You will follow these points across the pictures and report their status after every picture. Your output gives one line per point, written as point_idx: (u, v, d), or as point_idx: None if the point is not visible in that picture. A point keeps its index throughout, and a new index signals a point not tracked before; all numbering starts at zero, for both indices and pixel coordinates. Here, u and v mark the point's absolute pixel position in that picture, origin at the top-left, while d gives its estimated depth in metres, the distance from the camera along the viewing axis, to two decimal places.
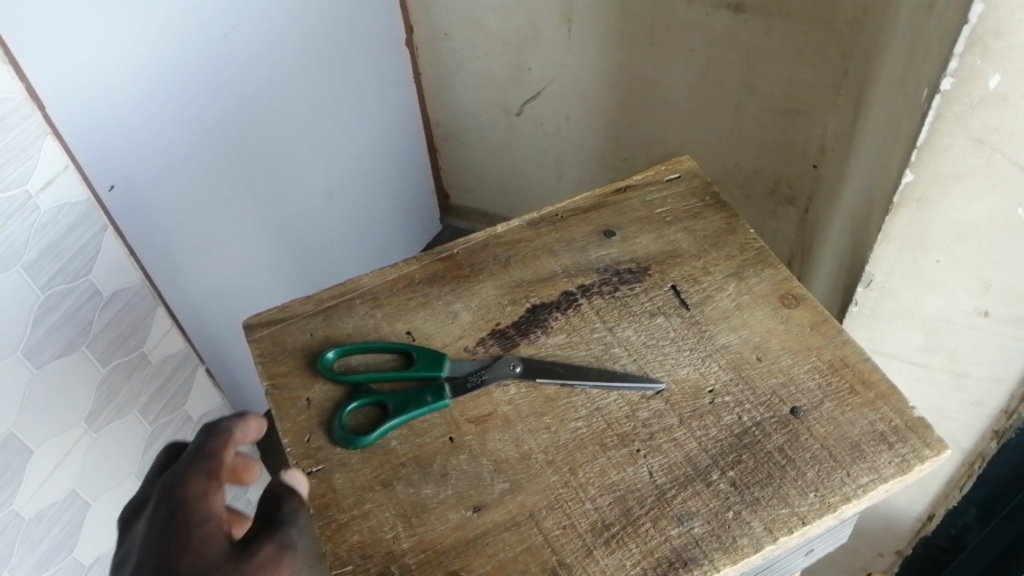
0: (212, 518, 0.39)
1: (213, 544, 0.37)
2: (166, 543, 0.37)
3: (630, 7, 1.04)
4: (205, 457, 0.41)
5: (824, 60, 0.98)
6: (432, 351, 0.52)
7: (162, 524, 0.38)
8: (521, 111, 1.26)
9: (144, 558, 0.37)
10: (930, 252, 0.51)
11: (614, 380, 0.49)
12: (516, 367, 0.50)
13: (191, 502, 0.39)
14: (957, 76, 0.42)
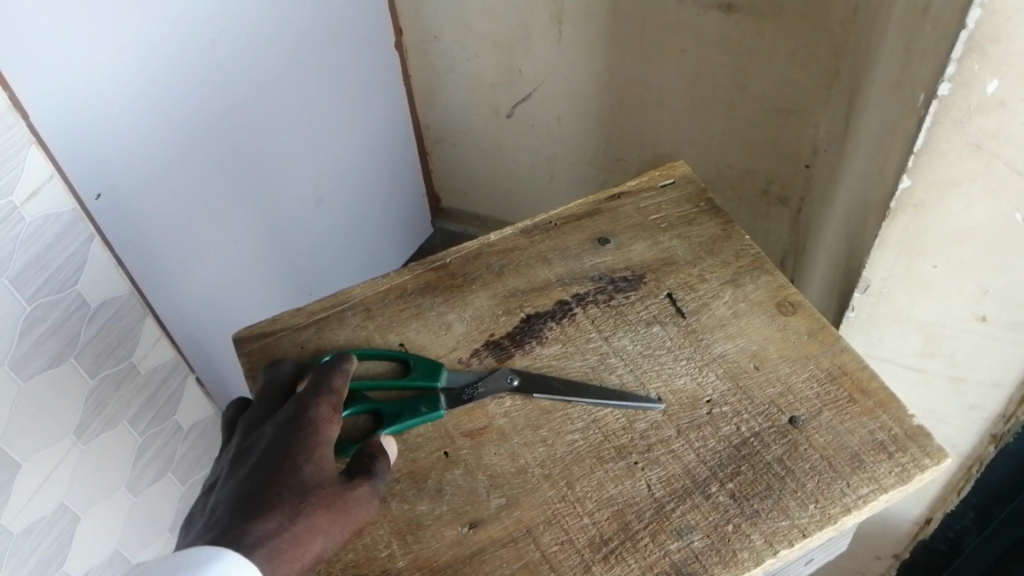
0: (331, 441, 0.44)
1: (327, 465, 0.43)
2: (291, 450, 0.43)
3: (621, 8, 1.04)
4: (336, 388, 0.47)
5: (815, 60, 0.98)
6: (429, 360, 0.51)
7: (290, 433, 0.44)
8: (511, 113, 1.25)
9: (268, 458, 0.43)
10: (927, 257, 0.50)
11: (614, 398, 0.48)
12: (512, 380, 0.50)
13: (318, 422, 0.45)
14: (955, 81, 0.42)
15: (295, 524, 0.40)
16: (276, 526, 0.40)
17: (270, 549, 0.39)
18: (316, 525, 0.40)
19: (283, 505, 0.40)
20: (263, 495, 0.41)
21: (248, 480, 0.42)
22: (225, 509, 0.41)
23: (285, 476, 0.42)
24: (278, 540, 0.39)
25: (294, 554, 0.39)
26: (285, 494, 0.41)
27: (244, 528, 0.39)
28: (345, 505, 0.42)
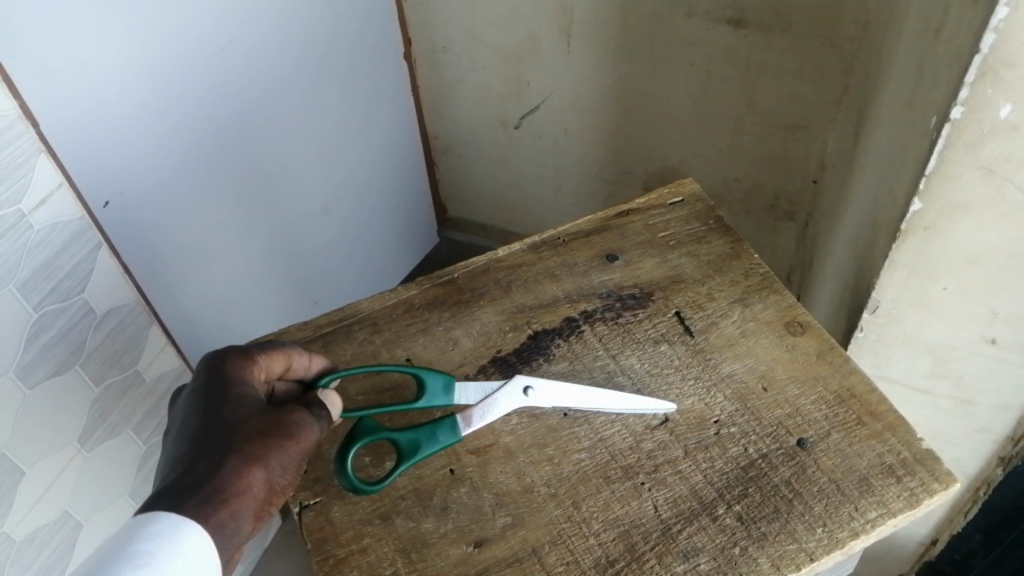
0: (247, 386, 0.45)
1: (248, 403, 0.44)
2: (205, 402, 0.44)
3: (629, 21, 1.04)
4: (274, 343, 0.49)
5: (824, 76, 0.98)
6: (440, 376, 0.49)
7: (203, 389, 0.45)
8: (519, 124, 1.25)
9: (189, 414, 0.43)
10: (937, 279, 0.50)
11: (640, 402, 0.48)
12: (528, 389, 0.49)
13: (229, 370, 0.46)
14: (968, 104, 0.41)
15: (231, 459, 0.40)
16: (212, 465, 0.40)
17: (210, 488, 0.39)
18: (250, 457, 0.41)
19: (212, 449, 0.41)
20: (193, 446, 0.41)
21: (175, 441, 0.42)
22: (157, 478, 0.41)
23: (206, 423, 0.42)
24: (219, 475, 0.40)
25: (237, 487, 0.40)
26: (210, 438, 0.41)
27: (177, 481, 0.40)
28: (276, 432, 0.42)
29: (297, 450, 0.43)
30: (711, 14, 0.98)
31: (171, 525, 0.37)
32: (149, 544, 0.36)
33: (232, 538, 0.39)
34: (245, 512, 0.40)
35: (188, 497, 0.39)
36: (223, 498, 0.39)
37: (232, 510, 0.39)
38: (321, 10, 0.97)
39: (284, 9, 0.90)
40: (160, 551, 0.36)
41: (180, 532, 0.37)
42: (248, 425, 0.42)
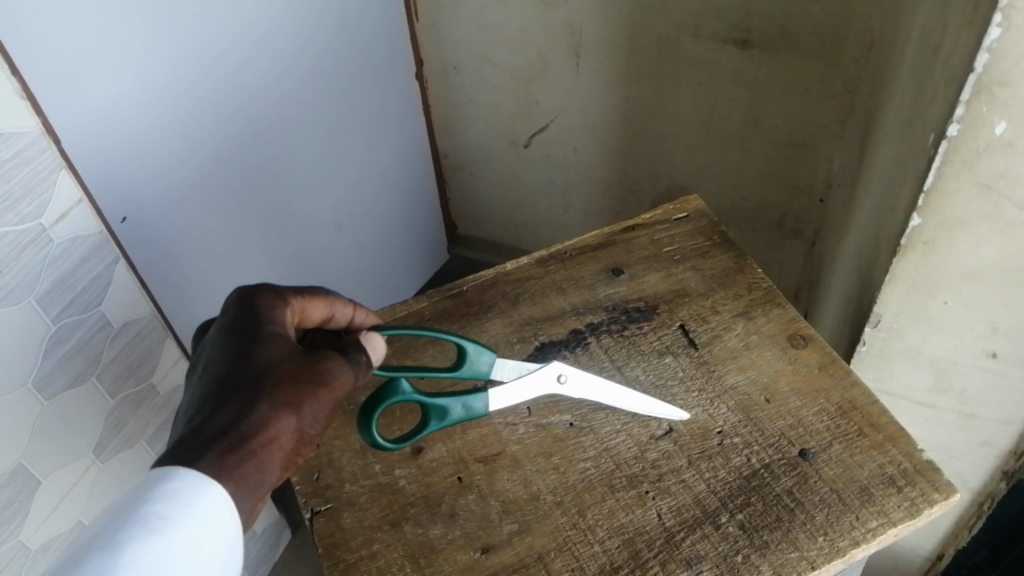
0: (280, 325, 0.46)
1: (280, 344, 0.45)
2: (237, 341, 0.44)
3: (637, 42, 1.06)
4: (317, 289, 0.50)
5: (830, 96, 0.99)
6: (479, 346, 0.48)
7: (235, 327, 0.45)
8: (528, 143, 1.27)
9: (219, 355, 0.44)
10: (937, 294, 0.51)
11: (654, 409, 0.49)
12: (561, 377, 0.50)
13: (263, 310, 0.46)
14: (964, 122, 0.43)
15: (259, 407, 0.41)
16: (240, 410, 0.41)
17: (237, 436, 0.40)
18: (278, 404, 0.42)
19: (239, 392, 0.42)
20: (220, 389, 0.42)
21: (204, 381, 0.44)
22: (185, 416, 0.43)
23: (235, 363, 0.43)
24: (246, 422, 0.41)
25: (265, 435, 0.41)
26: (237, 381, 0.42)
27: (204, 426, 0.41)
28: (305, 378, 0.43)
29: (326, 396, 0.44)
30: (718, 35, 1.00)
31: (189, 484, 0.38)
32: (167, 504, 0.37)
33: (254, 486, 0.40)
34: (269, 459, 0.41)
35: (212, 445, 0.40)
36: (247, 446, 0.41)
37: (259, 458, 0.41)
38: (335, 32, 0.99)
39: (299, 30, 0.92)
40: (177, 511, 0.37)
41: (198, 492, 0.38)
42: (278, 367, 0.43)
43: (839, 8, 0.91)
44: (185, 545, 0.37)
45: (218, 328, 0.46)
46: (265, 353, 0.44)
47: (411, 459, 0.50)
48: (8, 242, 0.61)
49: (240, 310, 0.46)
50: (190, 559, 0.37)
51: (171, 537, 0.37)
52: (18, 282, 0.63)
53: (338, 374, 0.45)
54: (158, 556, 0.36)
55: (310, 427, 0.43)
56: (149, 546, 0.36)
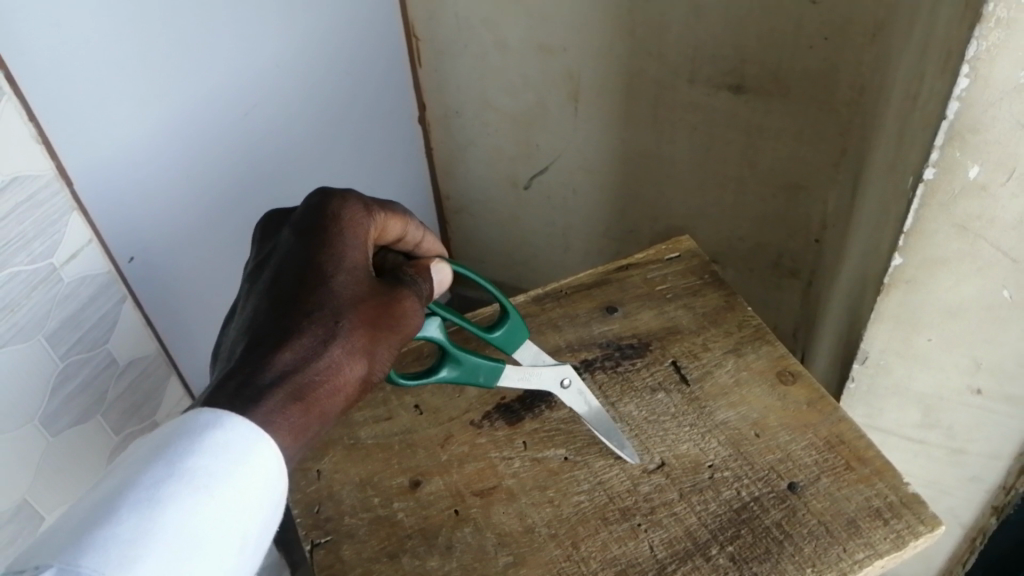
0: (358, 247, 0.48)
1: (358, 272, 0.47)
2: (315, 262, 0.46)
3: (635, 87, 1.09)
4: (395, 208, 0.53)
5: (823, 139, 1.02)
6: (514, 322, 0.53)
7: (315, 242, 0.47)
8: (529, 184, 1.30)
9: (297, 272, 0.46)
10: (921, 330, 0.52)
11: (614, 445, 0.51)
12: (564, 380, 0.53)
13: (345, 229, 0.48)
14: (939, 166, 0.45)
15: (335, 343, 0.44)
16: (318, 340, 0.43)
17: (312, 369, 0.43)
18: (349, 344, 0.44)
19: (314, 323, 0.44)
20: (299, 312, 0.44)
21: (279, 297, 0.45)
22: (249, 333, 0.44)
23: (316, 288, 0.45)
24: (322, 357, 0.43)
25: (337, 374, 0.44)
26: (312, 310, 0.44)
27: (282, 348, 0.42)
28: (378, 320, 0.46)
29: (392, 341, 0.47)
30: (712, 80, 1.03)
31: (235, 441, 0.39)
32: (212, 458, 0.39)
33: (315, 428, 0.43)
34: (333, 399, 0.44)
35: (282, 381, 0.42)
36: (314, 386, 0.43)
37: (327, 396, 0.43)
38: (340, 78, 1.02)
39: (305, 77, 0.95)
40: (220, 468, 0.38)
41: (243, 446, 0.39)
42: (355, 301, 0.45)
43: (830, 54, 0.94)
44: (228, 498, 0.39)
45: (295, 236, 0.48)
46: (343, 282, 0.46)
47: (410, 492, 0.51)
48: (21, 281, 0.63)
49: (323, 223, 0.48)
50: (230, 515, 0.38)
51: (213, 492, 0.38)
52: (29, 320, 0.64)
53: (407, 318, 0.47)
54: (201, 514, 0.37)
55: (373, 369, 0.46)
56: (189, 501, 0.37)
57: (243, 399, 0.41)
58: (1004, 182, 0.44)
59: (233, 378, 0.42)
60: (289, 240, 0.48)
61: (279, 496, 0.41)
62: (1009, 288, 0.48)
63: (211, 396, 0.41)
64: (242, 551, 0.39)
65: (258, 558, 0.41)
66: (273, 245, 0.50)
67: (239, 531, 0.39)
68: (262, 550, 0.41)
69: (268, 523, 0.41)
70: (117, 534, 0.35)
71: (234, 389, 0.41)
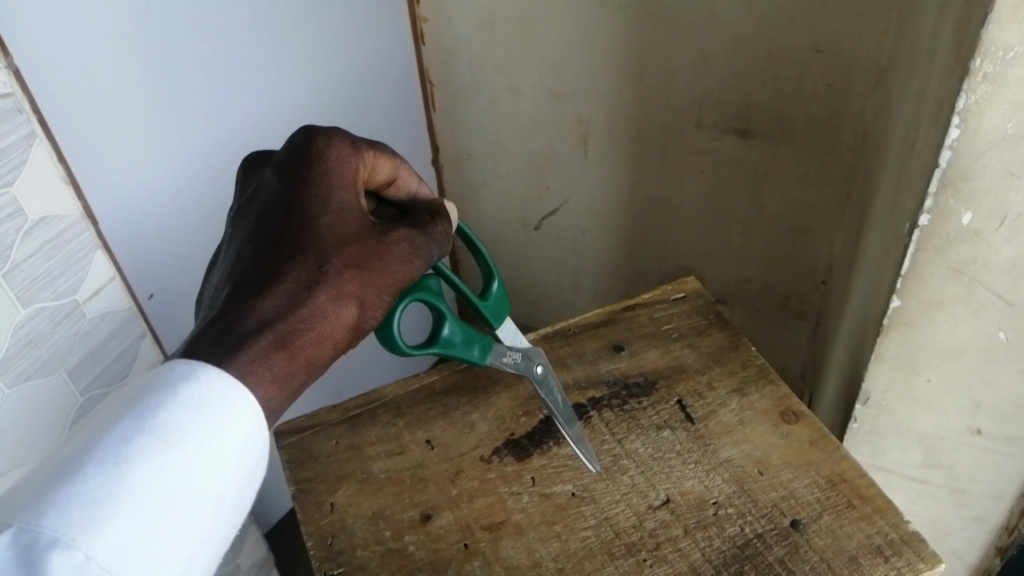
0: (346, 190, 0.46)
1: (346, 216, 0.45)
2: (298, 208, 0.45)
3: (643, 131, 1.11)
4: (387, 148, 0.51)
5: (827, 183, 1.04)
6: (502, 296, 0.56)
7: (298, 186, 0.46)
8: (539, 225, 1.32)
9: (281, 217, 0.45)
10: (921, 372, 0.54)
11: (578, 448, 0.54)
12: (538, 367, 0.55)
13: (331, 170, 0.46)
14: (934, 212, 0.46)
15: (320, 290, 0.43)
16: (301, 287, 0.43)
17: (296, 317, 0.42)
18: (335, 292, 0.44)
19: (296, 269, 0.43)
20: (281, 258, 0.43)
21: (262, 242, 0.44)
22: (232, 282, 0.44)
23: (298, 232, 0.44)
24: (305, 304, 0.43)
25: (323, 321, 0.43)
26: (295, 258, 0.43)
27: (263, 295, 0.42)
28: (365, 266, 0.45)
29: (384, 289, 0.46)
30: (719, 125, 1.06)
31: (210, 397, 0.39)
32: (184, 415, 0.38)
33: (301, 376, 0.42)
34: (319, 348, 0.43)
35: (263, 332, 0.41)
36: (296, 336, 0.42)
37: (315, 342, 0.43)
38: (357, 123, 1.05)
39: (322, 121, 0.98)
40: (192, 425, 0.38)
41: (218, 401, 0.39)
42: (341, 248, 0.44)
43: (833, 101, 0.97)
44: (202, 455, 0.38)
45: (280, 179, 0.47)
46: (327, 228, 0.44)
47: (420, 526, 0.53)
48: (45, 317, 0.65)
49: (308, 164, 0.46)
50: (202, 474, 0.38)
51: (185, 449, 0.38)
52: (52, 355, 0.67)
53: (401, 267, 0.47)
54: (171, 473, 0.37)
55: (365, 317, 0.46)
56: (159, 459, 0.37)
57: (222, 352, 0.40)
58: (997, 229, 0.46)
59: (213, 328, 0.41)
60: (274, 184, 0.47)
61: (256, 455, 0.41)
62: (1004, 329, 0.49)
63: (191, 349, 0.41)
64: (214, 510, 0.39)
65: (235, 512, 0.41)
66: (258, 184, 0.49)
67: (211, 490, 0.39)
68: (238, 506, 0.41)
69: (246, 481, 0.41)
70: (82, 493, 0.35)
71: (213, 343, 0.41)
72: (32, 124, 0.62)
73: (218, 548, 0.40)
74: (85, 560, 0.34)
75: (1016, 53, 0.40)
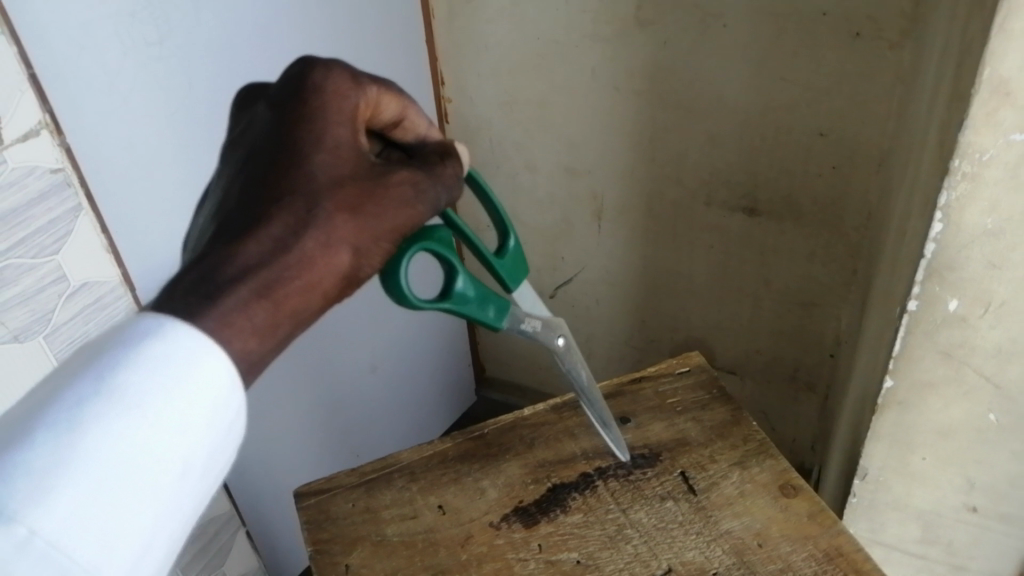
0: (342, 126, 0.43)
1: (341, 156, 0.42)
2: (290, 145, 0.41)
3: (654, 207, 1.16)
4: (393, 88, 0.48)
5: (834, 259, 1.07)
6: (518, 258, 0.60)
7: (293, 122, 0.42)
8: (553, 293, 1.36)
9: (273, 156, 0.41)
10: (917, 450, 0.57)
11: (602, 427, 0.62)
12: (560, 339, 0.60)
13: (328, 104, 0.43)
14: (921, 299, 0.49)
15: (311, 232, 0.39)
16: (288, 227, 0.39)
17: (282, 259, 0.38)
18: (326, 235, 0.40)
19: (284, 210, 0.39)
20: (269, 199, 0.40)
21: (251, 182, 0.41)
22: (216, 227, 0.40)
23: (289, 172, 0.40)
24: (295, 246, 0.39)
25: (315, 265, 0.39)
26: (285, 198, 0.40)
27: (246, 234, 0.38)
28: (362, 211, 0.41)
29: (381, 237, 0.42)
30: (728, 202, 1.09)
31: (181, 354, 0.34)
32: (146, 374, 0.34)
33: (285, 328, 0.38)
34: (308, 298, 0.39)
35: (245, 276, 0.37)
36: (281, 282, 0.38)
37: (305, 286, 0.39)
38: None
39: None
40: (158, 385, 0.34)
41: (190, 360, 0.34)
42: (333, 190, 0.41)
43: (838, 183, 1.00)
44: (164, 422, 0.34)
45: (273, 119, 0.43)
46: (320, 169, 0.41)
47: None
48: None
49: (303, 100, 0.43)
50: (168, 440, 0.34)
51: (147, 413, 0.33)
52: None
53: (397, 212, 0.43)
54: (131, 440, 0.33)
55: (359, 264, 0.42)
56: (117, 424, 0.32)
57: (198, 298, 0.36)
58: (982, 314, 0.49)
59: (187, 270, 0.37)
60: (267, 124, 0.43)
61: (229, 422, 0.37)
62: (994, 411, 0.52)
63: (164, 294, 0.36)
64: (180, 480, 0.34)
65: (204, 478, 0.36)
66: (249, 121, 0.45)
67: (178, 458, 0.34)
68: (209, 469, 0.37)
69: (218, 450, 0.36)
70: (28, 462, 0.30)
71: (189, 289, 0.36)
72: (80, 197, 0.66)
73: (183, 513, 0.36)
74: (30, 537, 0.29)
75: (991, 155, 0.43)
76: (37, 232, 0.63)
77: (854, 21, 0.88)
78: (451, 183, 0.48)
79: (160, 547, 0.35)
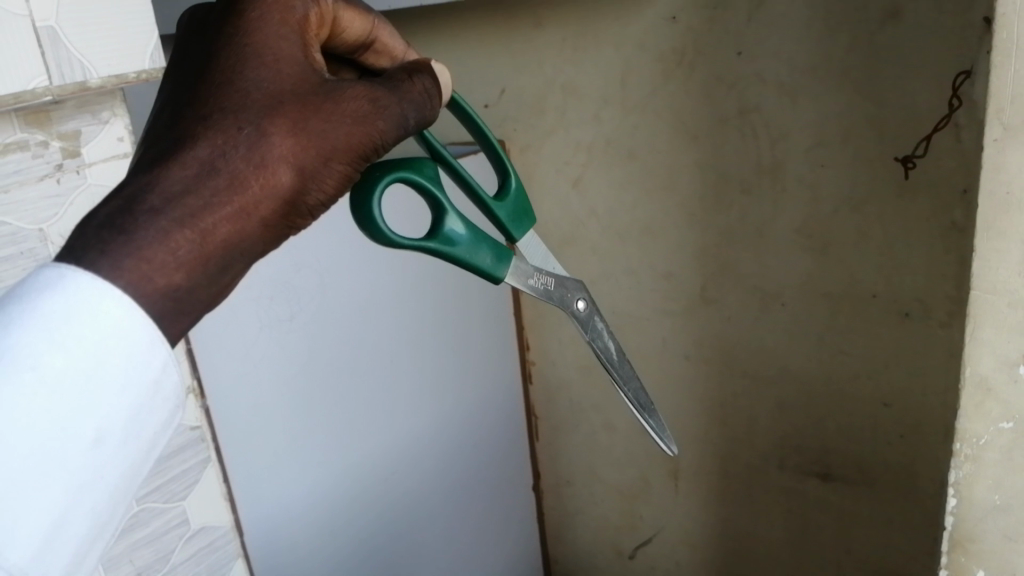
0: (284, 39, 0.47)
1: (281, 74, 0.46)
2: (225, 67, 0.45)
3: (729, 471, 1.21)
4: (355, 7, 0.55)
5: (914, 529, 1.06)
6: (521, 205, 0.68)
7: (229, 38, 0.46)
8: (633, 554, 1.38)
9: (210, 74, 0.45)
10: None
11: (641, 414, 0.73)
12: (580, 303, 0.71)
13: (267, 14, 0.47)
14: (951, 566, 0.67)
15: (248, 151, 0.43)
16: (217, 144, 0.43)
17: (222, 176, 0.42)
18: (259, 155, 0.43)
19: (212, 130, 0.43)
20: (203, 116, 0.44)
21: (190, 95, 0.45)
22: (150, 144, 0.43)
23: (221, 90, 0.45)
24: (226, 163, 0.42)
25: (252, 186, 0.43)
26: (216, 117, 0.44)
27: (173, 153, 0.42)
28: (302, 128, 0.45)
29: (325, 155, 0.46)
30: (801, 467, 1.13)
31: (74, 307, 0.38)
32: (41, 330, 0.38)
33: (221, 234, 0.42)
34: (243, 219, 0.42)
35: (170, 203, 0.40)
36: (211, 196, 0.41)
37: (242, 206, 0.42)
38: (462, 450, 1.23)
39: (430, 446, 1.16)
40: (54, 347, 0.38)
41: (84, 314, 0.38)
42: (268, 107, 0.44)
43: (908, 452, 1.03)
44: (64, 385, 0.38)
45: (210, 33, 0.47)
46: (257, 86, 0.45)
47: None
48: None
49: (243, 11, 0.47)
50: (69, 405, 0.38)
51: (41, 378, 0.38)
52: None
53: (345, 128, 0.46)
54: (27, 407, 0.37)
55: (305, 186, 0.45)
56: (10, 387, 0.37)
57: (119, 224, 0.39)
58: None
59: (119, 193, 0.40)
60: (207, 35, 0.47)
61: (145, 380, 0.41)
62: None
63: (92, 220, 0.40)
64: (93, 447, 0.39)
65: (132, 447, 0.41)
66: (189, 32, 0.49)
67: (83, 424, 0.39)
68: (137, 438, 0.41)
69: (139, 409, 0.41)
70: None
71: (110, 213, 0.39)
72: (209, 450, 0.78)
73: (113, 477, 0.41)
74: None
75: (984, 439, 0.62)
76: (169, 481, 0.75)
77: (903, 303, 0.97)
78: (422, 100, 0.51)
79: (91, 504, 0.40)
